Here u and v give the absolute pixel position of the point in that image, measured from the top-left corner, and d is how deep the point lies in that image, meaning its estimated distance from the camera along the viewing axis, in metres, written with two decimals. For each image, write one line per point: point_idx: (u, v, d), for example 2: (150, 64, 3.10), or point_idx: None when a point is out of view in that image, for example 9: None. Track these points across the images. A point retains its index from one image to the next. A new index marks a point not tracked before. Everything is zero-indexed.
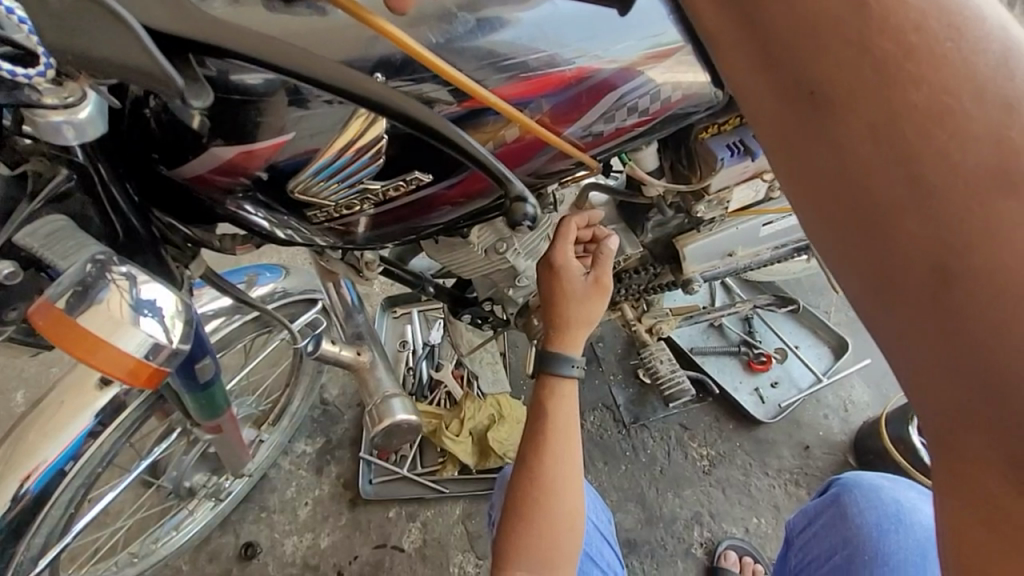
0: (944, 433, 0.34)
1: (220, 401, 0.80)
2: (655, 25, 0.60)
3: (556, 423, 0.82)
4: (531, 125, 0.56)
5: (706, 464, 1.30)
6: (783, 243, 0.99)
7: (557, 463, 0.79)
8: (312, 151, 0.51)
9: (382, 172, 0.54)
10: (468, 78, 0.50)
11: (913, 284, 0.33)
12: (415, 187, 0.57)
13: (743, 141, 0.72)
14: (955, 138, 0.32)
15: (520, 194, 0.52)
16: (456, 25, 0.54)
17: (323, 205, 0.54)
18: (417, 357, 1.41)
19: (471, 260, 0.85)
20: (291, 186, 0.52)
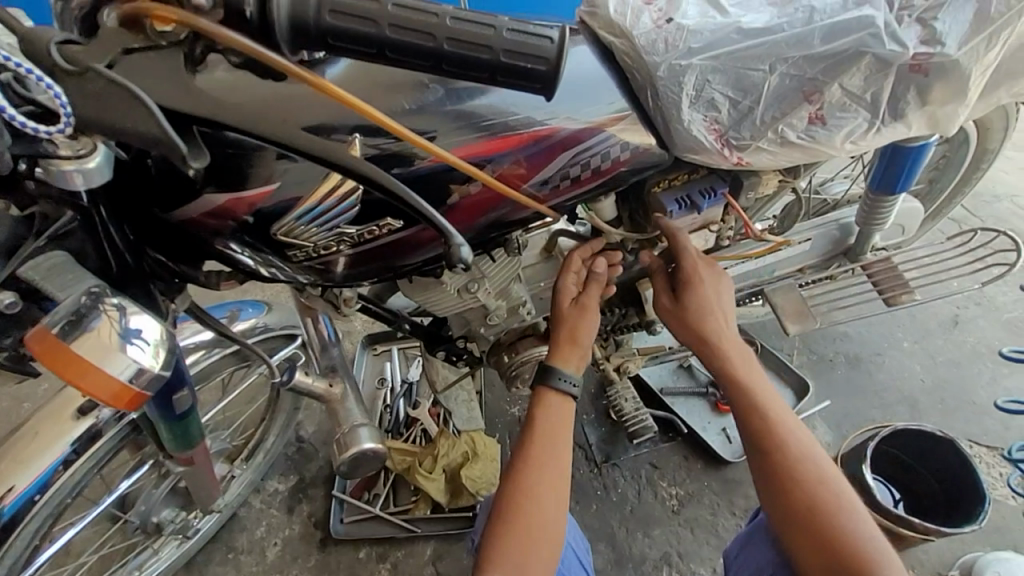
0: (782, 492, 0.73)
1: (194, 432, 0.83)
2: (605, 94, 0.65)
3: (544, 432, 0.84)
4: (495, 181, 0.59)
5: (675, 504, 1.32)
6: (738, 287, 1.07)
7: (543, 471, 0.81)
8: (296, 198, 0.57)
9: (358, 218, 0.61)
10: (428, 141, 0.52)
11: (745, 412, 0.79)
12: (388, 231, 0.63)
13: (691, 196, 0.78)
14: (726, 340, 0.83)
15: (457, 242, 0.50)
16: (428, 93, 0.61)
17: (301, 245, 0.59)
18: (394, 395, 1.50)
19: (443, 298, 0.90)
20: (276, 228, 0.57)
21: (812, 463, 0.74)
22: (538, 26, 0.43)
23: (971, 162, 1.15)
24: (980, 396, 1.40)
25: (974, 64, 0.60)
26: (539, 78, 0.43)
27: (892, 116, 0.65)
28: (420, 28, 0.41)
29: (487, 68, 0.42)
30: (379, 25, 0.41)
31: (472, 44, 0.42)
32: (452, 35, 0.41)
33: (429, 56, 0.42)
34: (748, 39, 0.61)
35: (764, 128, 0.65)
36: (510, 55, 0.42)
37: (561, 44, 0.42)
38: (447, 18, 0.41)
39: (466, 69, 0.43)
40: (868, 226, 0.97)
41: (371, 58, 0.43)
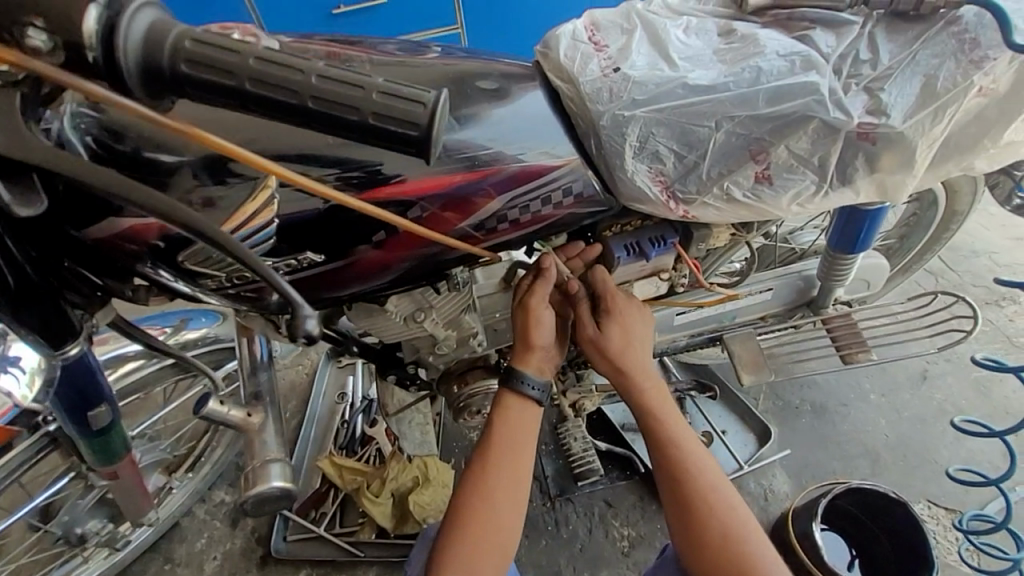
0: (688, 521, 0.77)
1: (117, 448, 0.80)
2: (553, 138, 0.64)
3: (505, 442, 0.81)
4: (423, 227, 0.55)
5: (626, 545, 1.29)
6: (698, 331, 1.04)
7: (500, 481, 0.81)
8: (202, 228, 0.53)
9: (274, 251, 0.59)
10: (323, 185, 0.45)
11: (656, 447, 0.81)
12: (308, 265, 0.61)
13: (640, 243, 0.76)
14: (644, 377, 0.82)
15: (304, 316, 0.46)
16: (422, 125, 0.61)
17: (214, 274, 0.59)
18: (352, 411, 1.46)
19: (389, 326, 0.88)
20: (184, 256, 0.56)
21: (719, 497, 0.78)
22: (417, 86, 0.35)
23: (941, 222, 1.13)
24: (942, 456, 1.37)
25: (919, 138, 0.59)
26: (413, 145, 0.35)
27: (840, 181, 0.63)
28: (281, 84, 0.35)
29: (354, 130, 0.35)
30: (237, 79, 0.35)
31: (337, 103, 0.35)
32: (318, 92, 0.35)
33: (294, 115, 0.35)
34: (694, 95, 0.61)
35: (710, 183, 0.63)
36: (380, 119, 0.35)
37: (436, 108, 0.35)
38: (314, 74, 0.35)
39: (335, 131, 0.36)
40: (828, 281, 0.96)
41: (236, 112, 0.36)
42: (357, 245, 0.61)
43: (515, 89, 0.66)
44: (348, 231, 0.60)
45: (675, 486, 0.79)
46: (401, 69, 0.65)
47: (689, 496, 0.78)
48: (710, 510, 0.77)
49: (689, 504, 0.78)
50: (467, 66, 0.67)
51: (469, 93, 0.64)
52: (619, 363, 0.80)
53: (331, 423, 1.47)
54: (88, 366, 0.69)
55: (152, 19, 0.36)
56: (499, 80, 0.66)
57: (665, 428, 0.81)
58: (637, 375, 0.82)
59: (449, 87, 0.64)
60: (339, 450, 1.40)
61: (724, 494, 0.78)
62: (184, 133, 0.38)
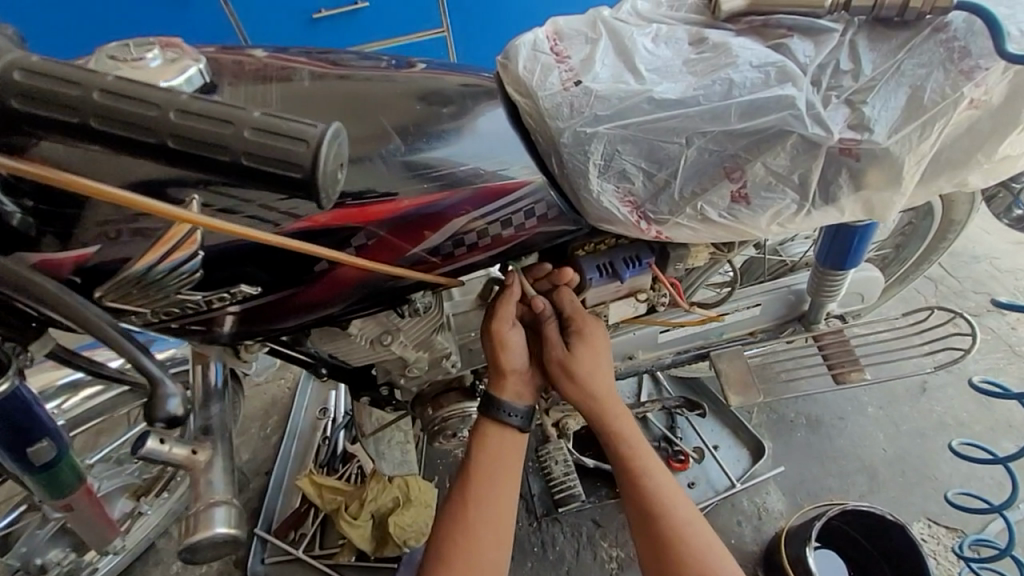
0: (657, 546, 0.75)
1: (70, 481, 0.75)
2: (517, 155, 0.61)
3: (491, 469, 0.78)
4: (348, 258, 0.53)
5: (615, 567, 1.23)
6: (684, 348, 1.00)
7: (486, 509, 0.77)
8: (125, 259, 0.51)
9: (205, 283, 0.55)
10: (231, 225, 0.45)
11: (622, 470, 0.79)
12: (245, 298, 0.58)
13: (613, 263, 0.72)
14: (608, 401, 0.79)
15: (164, 395, 0.50)
16: (389, 144, 0.58)
17: (143, 309, 0.54)
18: (334, 427, 1.42)
19: (353, 349, 0.84)
20: (103, 291, 0.50)
21: (689, 521, 0.76)
22: (299, 121, 0.34)
23: (937, 231, 1.08)
24: (942, 472, 1.31)
25: (906, 153, 0.55)
26: (297, 187, 0.34)
27: (823, 199, 0.59)
28: (132, 122, 0.34)
29: (228, 170, 0.34)
30: (81, 115, 0.34)
31: (201, 142, 0.34)
32: (175, 130, 0.34)
33: (147, 152, 0.34)
34: (661, 110, 0.57)
35: (682, 203, 0.59)
36: (253, 158, 0.34)
37: (320, 145, 0.33)
38: (171, 110, 0.34)
39: (198, 168, 0.35)
40: (818, 296, 0.92)
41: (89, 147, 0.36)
42: (303, 275, 0.58)
43: (472, 106, 0.62)
44: (290, 261, 0.57)
45: (647, 524, 0.76)
46: (350, 84, 0.61)
47: (661, 535, 0.75)
48: (685, 549, 0.74)
49: (662, 543, 0.74)
50: (421, 80, 0.63)
51: (421, 110, 0.60)
52: (582, 388, 0.77)
53: (312, 440, 1.42)
54: (24, 399, 0.65)
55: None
56: (455, 95, 0.62)
57: (631, 452, 0.79)
58: (606, 403, 0.78)
59: (401, 103, 0.60)
60: (319, 468, 1.35)
61: (695, 526, 0.75)
62: (46, 176, 0.39)
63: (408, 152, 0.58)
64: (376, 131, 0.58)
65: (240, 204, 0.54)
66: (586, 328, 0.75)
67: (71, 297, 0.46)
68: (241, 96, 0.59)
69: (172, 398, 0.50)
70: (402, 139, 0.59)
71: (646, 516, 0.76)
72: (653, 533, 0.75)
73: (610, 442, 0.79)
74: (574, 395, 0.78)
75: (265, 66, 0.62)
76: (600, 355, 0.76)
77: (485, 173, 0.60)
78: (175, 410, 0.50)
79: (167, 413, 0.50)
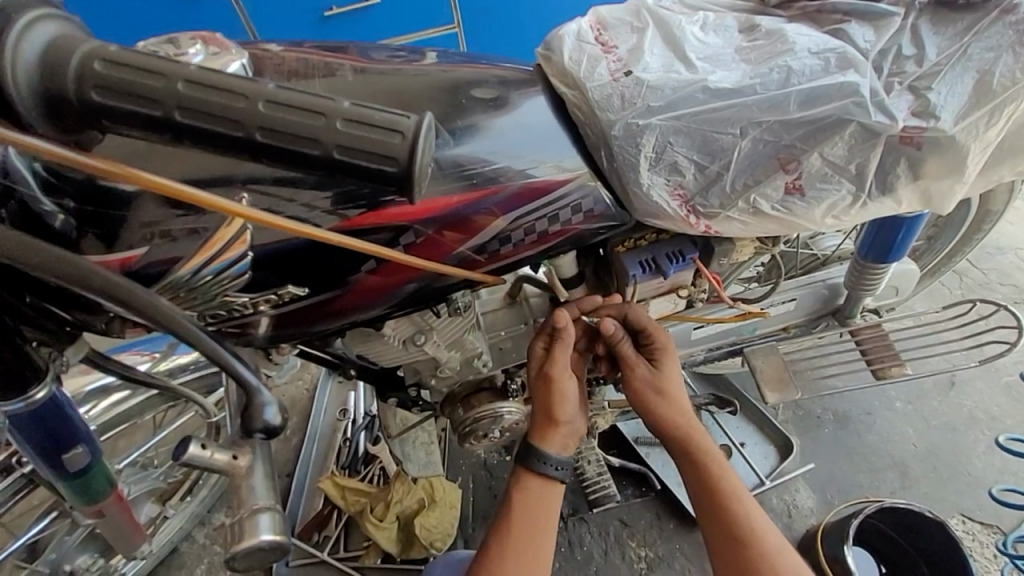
0: (731, 553, 0.74)
1: (99, 488, 0.74)
2: (557, 150, 0.59)
3: (522, 521, 0.75)
4: (404, 257, 0.51)
5: (643, 567, 1.21)
6: (716, 345, 0.97)
7: (516, 560, 0.74)
8: (167, 261, 0.49)
9: (250, 286, 0.54)
10: (291, 223, 0.43)
11: (694, 479, 0.77)
12: (288, 300, 0.56)
13: (657, 259, 0.70)
14: (679, 410, 0.77)
15: (261, 404, 0.53)
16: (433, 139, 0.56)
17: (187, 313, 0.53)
18: (355, 428, 1.40)
19: (385, 349, 0.82)
20: None
21: (764, 529, 0.74)
22: (393, 111, 0.33)
23: (972, 221, 1.06)
24: (975, 467, 1.29)
25: (972, 141, 0.53)
26: (392, 182, 0.33)
27: (880, 189, 0.56)
28: (218, 113, 0.33)
29: (318, 165, 0.33)
30: (164, 108, 0.33)
31: (293, 135, 0.33)
32: (263, 122, 0.33)
33: (232, 146, 0.33)
34: (716, 100, 0.55)
35: (735, 196, 0.57)
36: (346, 152, 0.33)
37: (418, 139, 0.32)
38: (259, 101, 0.33)
39: (286, 162, 0.34)
40: (856, 290, 0.89)
41: (164, 141, 0.34)
42: (343, 277, 0.57)
43: (514, 98, 0.60)
44: (332, 260, 0.55)
45: (725, 545, 0.74)
46: (389, 78, 0.60)
47: (742, 555, 0.73)
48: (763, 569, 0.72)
49: (737, 553, 0.73)
50: (461, 73, 0.61)
51: (465, 104, 0.59)
52: (649, 398, 0.76)
53: (333, 440, 1.40)
54: (58, 404, 0.63)
55: (52, 34, 0.33)
56: (497, 87, 0.61)
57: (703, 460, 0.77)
58: (676, 412, 0.77)
59: (442, 96, 0.59)
60: (341, 470, 1.33)
61: (768, 535, 0.74)
62: (114, 171, 0.37)
63: (453, 146, 0.56)
64: None
65: (285, 202, 0.53)
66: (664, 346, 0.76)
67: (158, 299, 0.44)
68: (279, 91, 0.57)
69: (269, 406, 0.54)
70: (447, 134, 0.57)
71: (720, 525, 0.75)
72: (733, 553, 0.74)
73: (682, 451, 0.77)
74: (643, 405, 0.77)
75: (300, 61, 0.60)
76: (676, 373, 0.77)
77: (524, 171, 0.58)
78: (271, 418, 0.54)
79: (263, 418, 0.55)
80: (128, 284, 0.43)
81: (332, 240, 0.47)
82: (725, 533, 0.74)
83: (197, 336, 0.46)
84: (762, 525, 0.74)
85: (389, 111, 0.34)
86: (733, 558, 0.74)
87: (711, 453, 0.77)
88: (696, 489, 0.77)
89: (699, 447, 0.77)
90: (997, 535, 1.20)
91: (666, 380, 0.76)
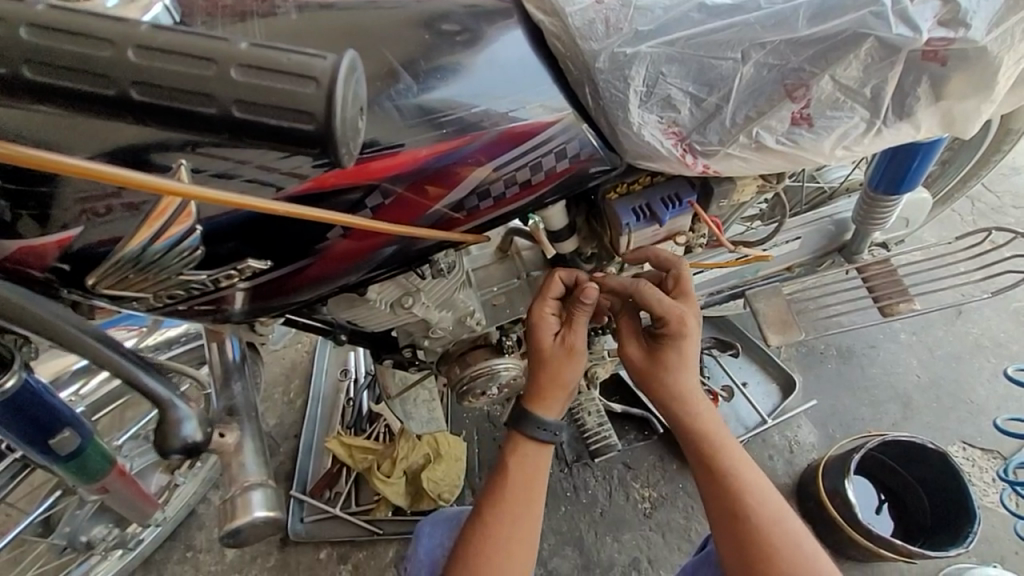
0: (725, 516, 0.72)
1: (98, 472, 0.73)
2: (537, 89, 0.53)
3: (518, 480, 0.73)
4: (368, 224, 0.48)
5: (647, 506, 1.22)
6: (718, 290, 0.94)
7: (515, 525, 0.72)
8: (117, 239, 0.46)
9: (208, 262, 0.50)
10: (234, 196, 0.39)
11: (694, 441, 0.74)
12: (252, 274, 0.52)
13: (651, 205, 0.65)
14: (686, 375, 0.72)
15: (179, 419, 0.56)
16: (397, 84, 0.50)
17: (143, 295, 0.50)
18: (357, 388, 1.39)
19: (373, 314, 0.78)
20: (94, 279, 0.46)
21: (762, 498, 0.71)
22: (304, 54, 0.28)
23: (989, 144, 0.99)
24: (977, 395, 1.28)
25: (1004, 53, 0.47)
26: (312, 141, 0.29)
27: (897, 114, 0.51)
28: (81, 69, 0.28)
29: (216, 124, 0.29)
30: (8, 62, 0.28)
31: (178, 89, 0.28)
32: (138, 75, 0.28)
33: (105, 106, 0.29)
34: (712, 20, 0.50)
35: (735, 131, 0.52)
36: (246, 107, 0.29)
37: (335, 86, 0.28)
38: (127, 48, 0.28)
39: (175, 122, 0.29)
40: (865, 225, 0.85)
41: (32, 106, 0.30)
42: (311, 245, 0.53)
43: (485, 29, 0.53)
44: (296, 227, 0.51)
45: (725, 521, 0.71)
46: (344, 14, 0.53)
47: (739, 531, 0.70)
48: (760, 548, 0.69)
49: (735, 521, 0.71)
50: (425, 3, 0.54)
51: (430, 40, 0.52)
52: (657, 371, 0.72)
53: (336, 401, 1.39)
54: (37, 393, 0.62)
55: None
56: (465, 18, 0.53)
57: (705, 420, 0.74)
58: (683, 385, 0.72)
59: (404, 32, 0.52)
60: (347, 430, 1.33)
61: (767, 503, 0.71)
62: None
63: (419, 92, 0.50)
64: (379, 69, 0.50)
65: (236, 166, 0.47)
66: (682, 325, 0.70)
67: (68, 325, 0.49)
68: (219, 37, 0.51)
69: (187, 421, 0.56)
70: (412, 78, 0.50)
71: (716, 489, 0.72)
72: (727, 517, 0.71)
73: (687, 415, 0.74)
74: (651, 368, 0.73)
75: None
76: (688, 351, 0.71)
77: (508, 113, 0.52)
78: (192, 434, 0.56)
79: (184, 437, 0.56)
80: (43, 312, 0.48)
81: (285, 211, 0.43)
82: (721, 497, 0.72)
83: (109, 355, 0.51)
84: (760, 502, 0.71)
85: (305, 52, 0.29)
86: (727, 524, 0.71)
87: (712, 428, 0.74)
88: (695, 451, 0.74)
89: (701, 423, 0.74)
90: (997, 460, 1.22)
91: (669, 362, 0.72)
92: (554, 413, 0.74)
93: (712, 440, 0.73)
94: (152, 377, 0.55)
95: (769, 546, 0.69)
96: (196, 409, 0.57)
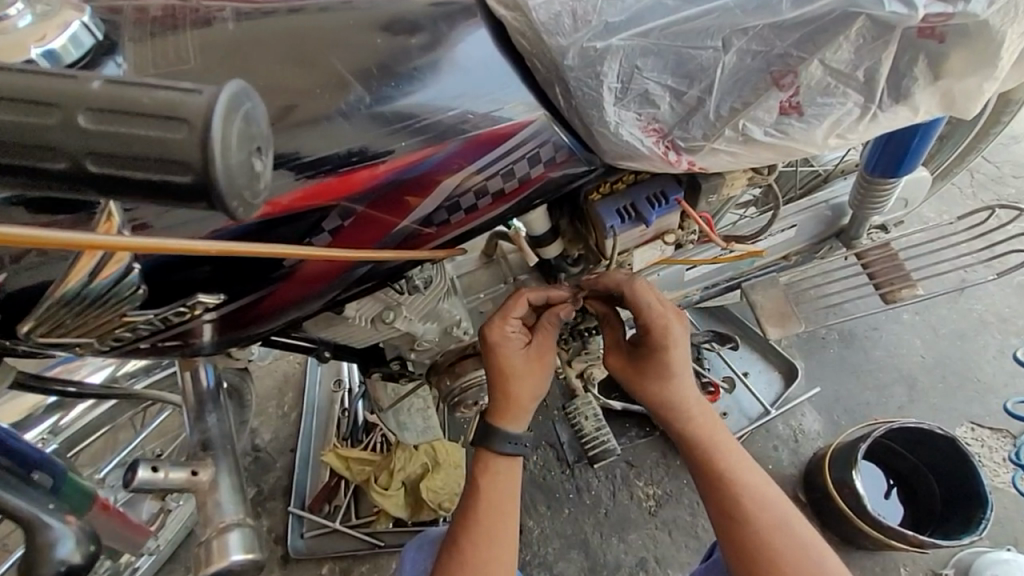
0: (724, 516, 0.69)
1: None
2: (504, 89, 0.49)
3: (489, 496, 0.71)
4: (323, 252, 0.44)
5: (652, 504, 1.20)
6: (711, 284, 0.90)
7: (491, 547, 0.70)
8: (48, 283, 0.42)
9: (156, 299, 0.47)
10: (162, 241, 0.36)
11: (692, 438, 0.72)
12: (207, 309, 0.49)
13: (636, 205, 0.61)
14: (680, 374, 0.70)
15: (53, 540, 0.52)
16: (350, 96, 0.46)
17: (86, 340, 0.47)
18: (351, 398, 1.36)
19: (354, 330, 0.74)
20: (27, 329, 0.43)
21: (760, 498, 0.69)
22: (171, 91, 0.25)
23: (988, 117, 0.95)
24: (984, 372, 1.25)
25: (1008, 25, 0.43)
26: (196, 196, 0.26)
27: (893, 97, 0.47)
28: None
29: (75, 180, 0.26)
30: None
31: (18, 145, 0.26)
32: None
33: None
34: (688, 7, 0.47)
35: (720, 124, 0.48)
36: (103, 160, 0.25)
37: (209, 130, 0.25)
38: None
39: (23, 180, 0.27)
40: (863, 210, 0.81)
41: None
42: (269, 273, 0.49)
43: (445, 31, 0.50)
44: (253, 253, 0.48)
45: (725, 525, 0.69)
46: (290, 21, 0.49)
47: (741, 536, 0.68)
48: (762, 551, 0.67)
49: (733, 521, 0.69)
50: (377, 6, 0.50)
51: (384, 44, 0.48)
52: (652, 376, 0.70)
53: (331, 413, 1.35)
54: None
55: None
56: (423, 20, 0.50)
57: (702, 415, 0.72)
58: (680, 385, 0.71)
59: (357, 39, 0.48)
60: (343, 442, 1.30)
61: (767, 503, 0.69)
62: None
63: (374, 103, 0.47)
64: (331, 80, 0.47)
65: None
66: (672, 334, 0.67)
67: None
68: (155, 53, 0.47)
69: (64, 541, 0.53)
70: (366, 88, 0.47)
71: (713, 486, 0.70)
72: (727, 517, 0.69)
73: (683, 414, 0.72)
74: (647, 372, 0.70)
75: (180, 11, 0.49)
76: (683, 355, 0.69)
77: (473, 118, 0.48)
78: (70, 555, 0.53)
79: (59, 561, 0.52)
80: None
81: (229, 248, 0.39)
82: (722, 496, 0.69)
83: None
84: (765, 502, 0.69)
85: (175, 86, 0.26)
86: (727, 523, 0.69)
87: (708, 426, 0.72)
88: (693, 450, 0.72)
89: (701, 421, 0.72)
90: (1007, 439, 1.19)
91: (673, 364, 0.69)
92: (510, 424, 0.71)
93: (710, 436, 0.72)
94: (23, 497, 0.52)
95: (767, 545, 0.67)
96: (77, 525, 0.54)
